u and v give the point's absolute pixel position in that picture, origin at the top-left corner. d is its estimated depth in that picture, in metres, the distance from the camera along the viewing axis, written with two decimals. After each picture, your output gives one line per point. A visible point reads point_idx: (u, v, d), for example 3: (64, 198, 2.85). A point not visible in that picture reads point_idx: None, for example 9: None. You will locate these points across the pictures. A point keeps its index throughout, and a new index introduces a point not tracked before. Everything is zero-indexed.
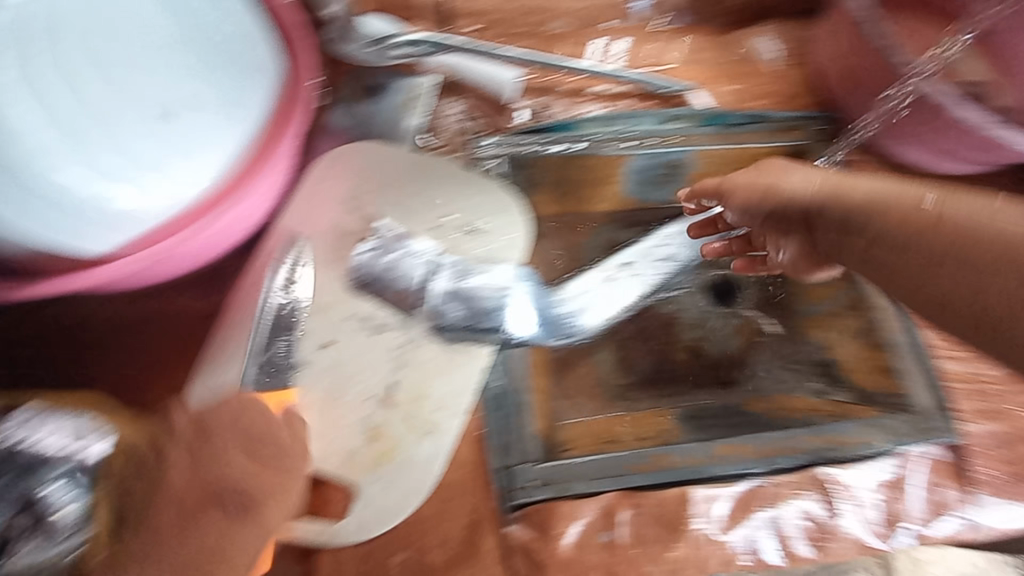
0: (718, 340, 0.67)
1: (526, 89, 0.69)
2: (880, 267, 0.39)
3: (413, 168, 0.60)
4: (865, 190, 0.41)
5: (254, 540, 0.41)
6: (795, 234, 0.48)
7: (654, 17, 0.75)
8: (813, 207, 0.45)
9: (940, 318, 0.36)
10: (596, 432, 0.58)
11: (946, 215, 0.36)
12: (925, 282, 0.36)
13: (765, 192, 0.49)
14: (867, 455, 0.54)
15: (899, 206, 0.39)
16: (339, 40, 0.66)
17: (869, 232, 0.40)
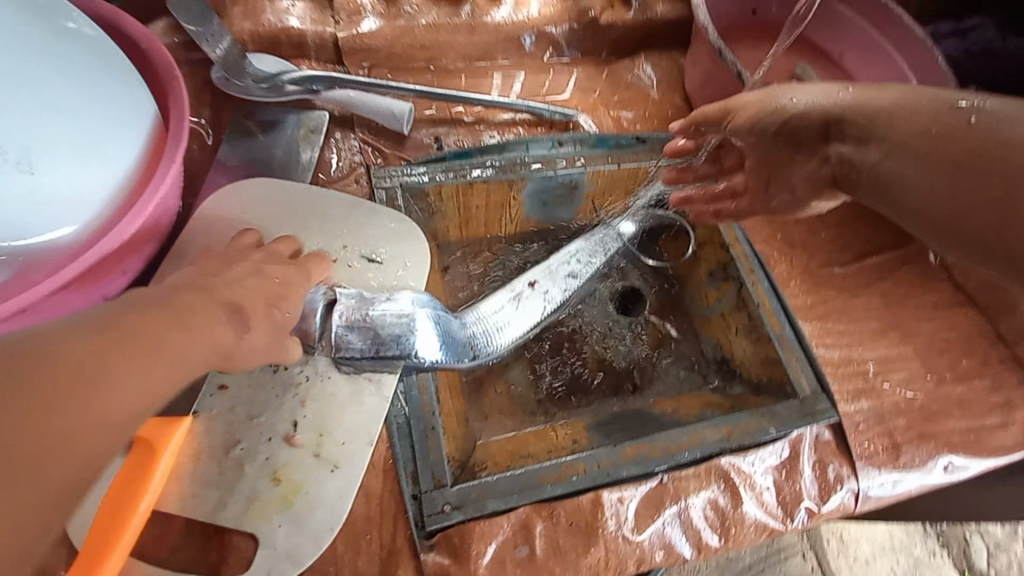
0: (625, 348, 0.71)
1: (424, 121, 0.73)
2: (901, 183, 0.42)
3: (311, 207, 0.61)
4: (895, 103, 0.43)
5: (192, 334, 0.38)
6: (802, 152, 0.50)
7: (539, 51, 0.83)
8: (831, 118, 0.46)
9: (943, 228, 0.40)
10: (512, 448, 0.60)
11: (973, 121, 0.39)
12: (956, 193, 0.38)
13: (768, 110, 0.50)
14: (761, 441, 0.58)
15: (924, 121, 0.41)
16: (231, 80, 0.67)
17: (891, 140, 0.42)
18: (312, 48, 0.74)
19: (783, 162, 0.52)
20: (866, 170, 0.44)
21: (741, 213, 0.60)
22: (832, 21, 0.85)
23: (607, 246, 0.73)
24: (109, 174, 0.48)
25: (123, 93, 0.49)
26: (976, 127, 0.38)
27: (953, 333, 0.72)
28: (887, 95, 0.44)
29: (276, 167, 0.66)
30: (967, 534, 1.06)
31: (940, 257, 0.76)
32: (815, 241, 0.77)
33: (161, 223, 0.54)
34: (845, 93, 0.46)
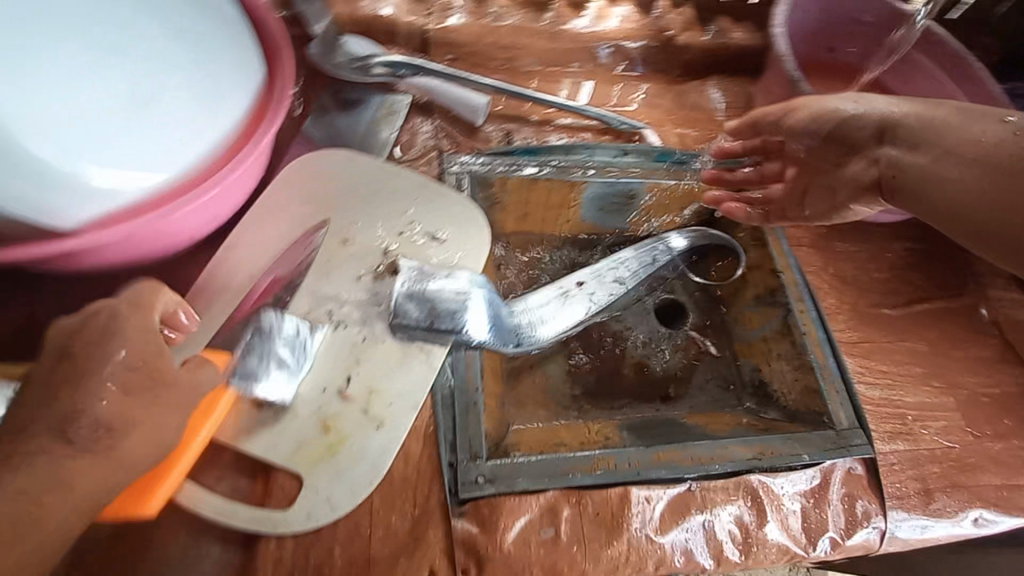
0: (663, 359, 0.72)
1: (496, 116, 0.76)
2: (942, 185, 0.49)
3: (383, 184, 0.64)
4: (948, 114, 0.50)
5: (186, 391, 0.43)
6: (853, 154, 0.57)
7: (613, 63, 0.85)
8: (886, 125, 0.54)
9: (977, 229, 0.47)
10: (544, 436, 0.62)
11: (1019, 134, 0.46)
12: (993, 194, 0.45)
13: (828, 111, 0.57)
14: (793, 466, 0.59)
15: (977, 130, 0.48)
16: (326, 58, 0.72)
17: (940, 146, 0.49)
18: (400, 36, 0.78)
19: (828, 168, 0.60)
20: (908, 176, 0.52)
21: (771, 215, 0.68)
22: (901, 65, 0.87)
23: (656, 258, 0.75)
24: (214, 128, 0.53)
25: (235, 57, 0.54)
26: (1022, 137, 0.45)
27: (997, 390, 0.71)
28: (943, 106, 0.51)
29: (356, 143, 0.70)
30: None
31: (992, 313, 0.76)
32: (867, 279, 0.77)
33: (251, 177, 0.59)
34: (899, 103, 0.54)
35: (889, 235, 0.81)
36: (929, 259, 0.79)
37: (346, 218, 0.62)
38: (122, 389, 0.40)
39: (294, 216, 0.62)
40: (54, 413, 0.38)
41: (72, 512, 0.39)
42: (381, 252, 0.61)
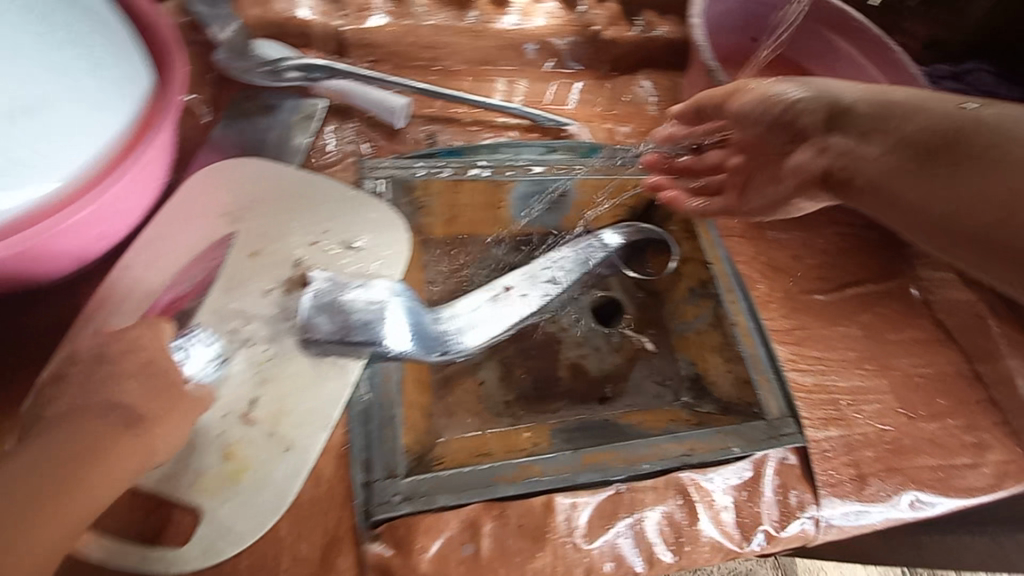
0: (599, 359, 0.71)
1: (418, 116, 0.73)
2: (897, 176, 0.49)
3: (292, 192, 0.61)
4: (902, 100, 0.51)
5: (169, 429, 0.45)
6: (801, 138, 0.57)
7: (541, 60, 0.84)
8: (836, 110, 0.54)
9: (939, 220, 0.46)
10: (473, 446, 0.60)
11: (976, 120, 0.46)
12: (953, 184, 0.45)
13: (775, 95, 0.58)
14: (723, 460, 0.58)
15: (931, 118, 0.48)
16: (235, 64, 0.69)
17: (895, 131, 0.50)
18: (315, 39, 0.75)
19: (776, 157, 0.60)
20: (861, 164, 0.52)
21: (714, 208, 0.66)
22: (830, 55, 0.86)
23: (591, 256, 0.74)
24: (96, 136, 0.50)
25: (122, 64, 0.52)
26: (976, 124, 0.45)
27: (930, 370, 0.72)
28: (900, 95, 0.51)
29: (268, 148, 0.66)
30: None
31: (924, 293, 0.77)
32: (800, 267, 0.77)
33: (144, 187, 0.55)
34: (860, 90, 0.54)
35: (823, 221, 0.81)
36: (861, 243, 0.80)
37: (250, 229, 0.59)
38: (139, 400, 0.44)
39: (195, 228, 0.58)
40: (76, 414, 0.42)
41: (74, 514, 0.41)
42: (291, 263, 0.58)
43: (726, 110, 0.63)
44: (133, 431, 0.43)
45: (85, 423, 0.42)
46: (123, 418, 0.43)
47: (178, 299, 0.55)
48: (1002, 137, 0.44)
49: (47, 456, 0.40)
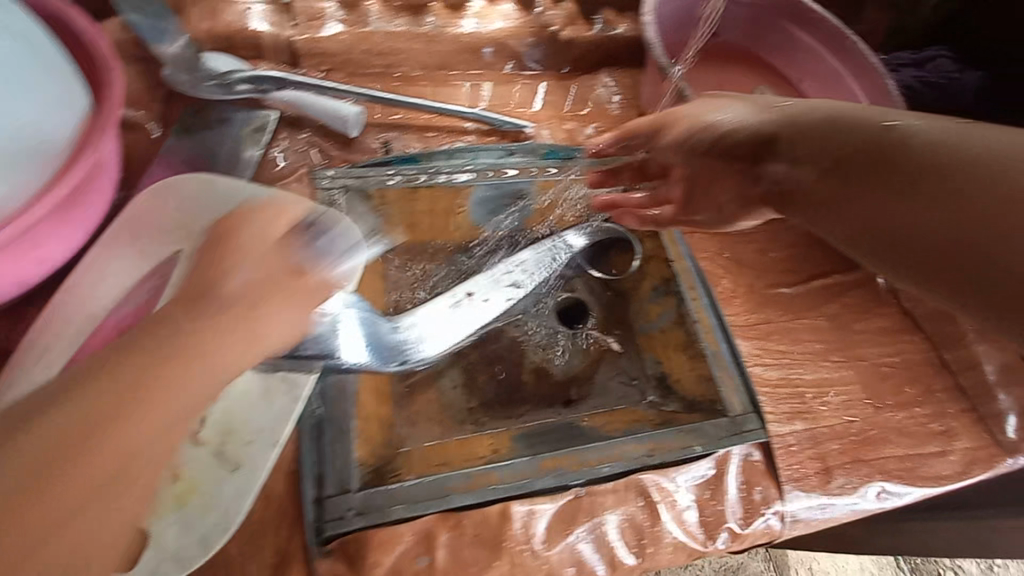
0: (563, 362, 0.70)
1: (373, 124, 0.72)
2: (846, 202, 0.46)
3: (239, 208, 0.61)
4: (819, 120, 0.49)
5: (203, 365, 0.43)
6: (734, 168, 0.54)
7: (501, 62, 0.83)
8: (762, 139, 0.51)
9: (900, 251, 0.43)
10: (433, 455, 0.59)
11: (902, 137, 0.44)
12: (900, 212, 0.43)
13: (701, 127, 0.55)
14: (684, 459, 0.58)
15: (860, 132, 0.46)
16: (184, 79, 0.68)
17: (825, 157, 0.47)
18: (267, 50, 0.74)
19: (718, 176, 0.56)
20: (809, 184, 0.49)
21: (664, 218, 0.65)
22: (791, 47, 0.85)
23: (556, 257, 0.73)
24: (25, 159, 0.48)
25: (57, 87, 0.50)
26: (899, 145, 0.44)
27: (896, 359, 0.71)
28: (819, 108, 0.50)
29: (220, 162, 0.65)
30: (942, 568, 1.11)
31: (890, 282, 0.76)
32: (765, 260, 0.76)
33: (91, 205, 0.55)
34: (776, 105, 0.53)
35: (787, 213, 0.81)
36: None
37: (197, 246, 0.58)
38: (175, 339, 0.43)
39: (148, 250, 0.58)
40: (98, 379, 0.41)
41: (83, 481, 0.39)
42: None
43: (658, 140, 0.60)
44: (150, 408, 0.42)
45: (109, 380, 0.41)
46: (144, 371, 0.42)
47: (136, 314, 0.55)
48: (933, 141, 0.43)
49: (78, 416, 0.40)
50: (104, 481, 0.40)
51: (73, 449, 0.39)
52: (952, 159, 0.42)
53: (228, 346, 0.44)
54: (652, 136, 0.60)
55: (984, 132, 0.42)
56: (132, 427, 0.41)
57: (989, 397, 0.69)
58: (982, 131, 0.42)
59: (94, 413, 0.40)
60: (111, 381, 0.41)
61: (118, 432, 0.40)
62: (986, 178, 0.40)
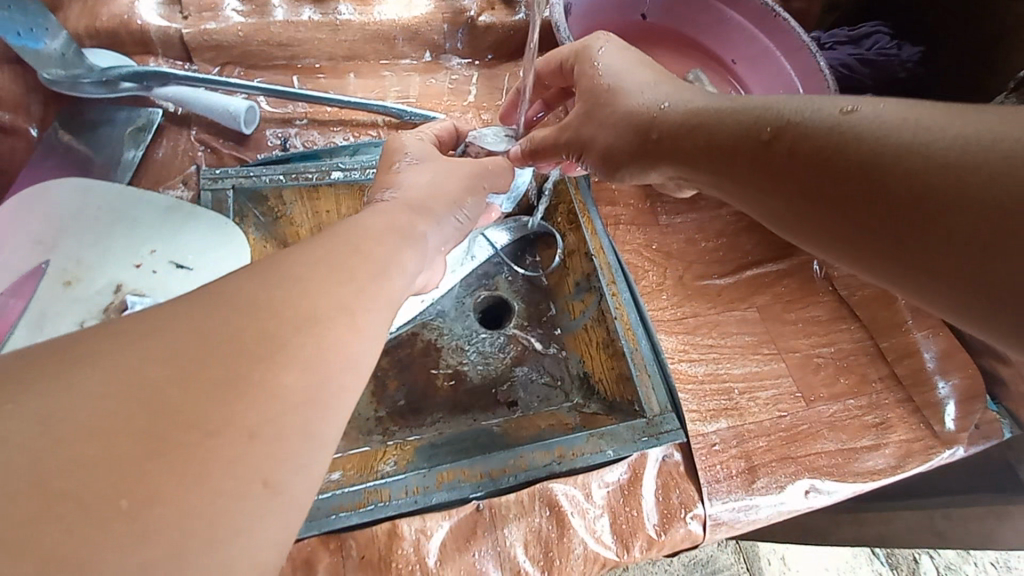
0: (478, 365, 0.67)
1: (271, 122, 0.69)
2: (764, 203, 0.38)
3: (117, 214, 0.57)
4: (710, 116, 0.42)
5: (332, 331, 0.30)
6: (649, 165, 0.47)
7: (417, 50, 0.79)
8: (661, 139, 0.45)
9: (833, 251, 0.35)
10: (353, 463, 0.53)
11: (789, 138, 0.36)
12: (813, 217, 0.35)
13: (619, 135, 0.48)
14: (596, 464, 0.54)
15: (747, 142, 0.39)
16: (60, 76, 0.63)
17: (722, 162, 0.41)
18: (157, 45, 0.70)
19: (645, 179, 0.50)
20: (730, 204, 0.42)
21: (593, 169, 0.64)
22: (722, 26, 0.82)
23: (474, 254, 0.71)
24: None
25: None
26: (792, 149, 0.36)
27: (830, 350, 0.68)
28: (708, 111, 0.43)
29: (96, 165, 0.62)
30: (914, 556, 1.06)
31: (824, 270, 0.73)
32: (693, 250, 0.73)
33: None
34: (669, 105, 0.46)
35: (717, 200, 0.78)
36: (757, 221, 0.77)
37: (72, 255, 0.55)
38: (299, 281, 0.31)
39: (9, 261, 0.54)
40: (193, 306, 0.28)
41: (143, 423, 0.23)
42: (112, 288, 0.54)
43: (582, 161, 0.52)
44: (305, 357, 0.28)
45: (192, 307, 0.28)
46: (271, 301, 0.29)
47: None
48: (818, 135, 0.34)
49: (142, 352, 0.25)
50: (202, 448, 0.24)
51: (216, 395, 0.25)
52: (835, 159, 0.33)
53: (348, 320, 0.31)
54: (573, 152, 0.53)
55: (871, 110, 0.33)
56: (285, 374, 0.27)
57: (926, 385, 0.65)
58: (871, 109, 0.33)
59: (193, 350, 0.26)
60: (182, 322, 0.27)
61: (262, 378, 0.27)
62: (889, 169, 0.30)
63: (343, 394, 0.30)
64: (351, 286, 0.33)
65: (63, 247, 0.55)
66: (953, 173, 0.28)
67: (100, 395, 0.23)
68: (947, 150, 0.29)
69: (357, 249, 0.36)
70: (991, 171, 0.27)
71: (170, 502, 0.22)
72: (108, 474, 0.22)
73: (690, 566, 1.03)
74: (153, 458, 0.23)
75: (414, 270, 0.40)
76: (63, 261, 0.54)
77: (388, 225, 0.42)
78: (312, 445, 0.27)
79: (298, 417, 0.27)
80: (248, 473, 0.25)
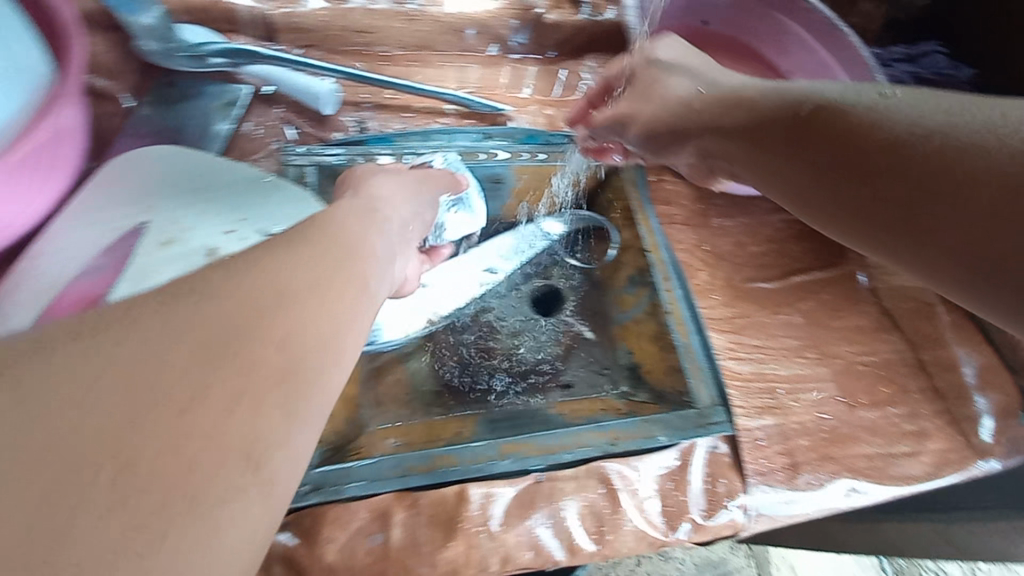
0: (534, 349, 0.70)
1: (346, 103, 0.72)
2: (785, 177, 0.44)
3: (209, 183, 0.61)
4: (750, 93, 0.47)
5: (315, 317, 0.34)
6: (683, 142, 0.52)
7: (485, 43, 0.82)
8: (705, 118, 0.49)
9: (845, 219, 0.40)
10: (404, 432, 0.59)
11: (822, 115, 0.41)
12: (837, 185, 0.40)
13: (665, 109, 0.53)
14: (647, 448, 0.57)
15: (784, 115, 0.44)
16: (156, 49, 0.67)
17: (754, 136, 0.45)
18: (243, 23, 0.74)
19: (673, 153, 0.54)
20: (748, 178, 0.48)
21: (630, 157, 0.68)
22: (783, 39, 0.83)
23: (531, 244, 0.75)
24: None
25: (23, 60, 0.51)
26: (828, 123, 0.41)
27: (873, 357, 0.70)
28: (746, 90, 0.48)
29: (187, 133, 0.66)
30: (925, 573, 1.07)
31: (869, 282, 0.75)
32: (743, 254, 0.75)
33: (45, 178, 0.55)
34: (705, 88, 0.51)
35: (767, 208, 0.80)
36: (804, 230, 0.79)
37: (165, 216, 0.58)
38: (269, 272, 0.35)
39: (112, 218, 0.58)
40: (169, 298, 0.31)
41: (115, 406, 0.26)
42: (204, 251, 0.57)
43: (624, 137, 0.58)
44: (277, 341, 0.32)
45: (167, 301, 0.31)
46: (266, 296, 0.33)
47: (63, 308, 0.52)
48: (854, 114, 0.40)
49: (120, 342, 0.28)
50: (179, 419, 0.27)
51: (197, 372, 0.29)
52: (869, 136, 0.39)
53: (323, 310, 0.35)
54: (620, 131, 0.59)
55: (901, 97, 0.40)
56: (257, 355, 0.31)
57: (964, 399, 0.67)
58: (900, 97, 0.40)
59: (174, 339, 0.29)
60: (159, 314, 0.30)
61: (238, 360, 0.30)
62: (916, 149, 0.36)
63: (323, 370, 0.34)
64: (325, 273, 0.37)
65: (162, 212, 0.59)
66: (979, 156, 0.34)
67: (88, 377, 0.27)
68: (970, 136, 0.35)
69: (328, 234, 0.41)
70: (1009, 159, 0.33)
71: (148, 468, 0.26)
72: (92, 444, 0.25)
73: (702, 567, 1.05)
74: (132, 430, 0.26)
75: (387, 256, 0.45)
76: (160, 226, 0.58)
77: (357, 217, 0.46)
78: (298, 423, 0.31)
79: (277, 388, 0.31)
80: (223, 449, 0.28)
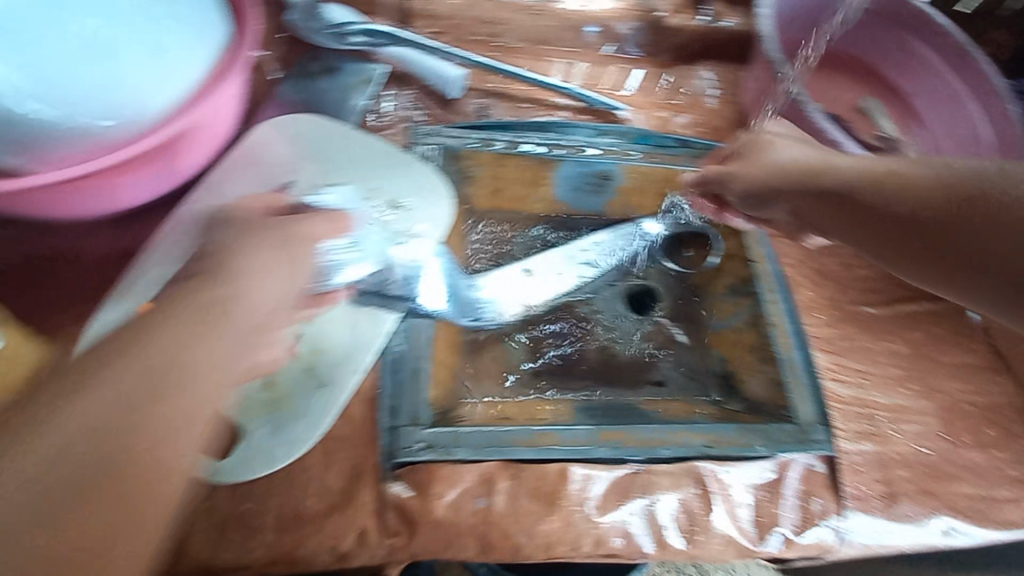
0: (627, 346, 0.71)
1: (469, 89, 0.75)
2: (887, 238, 0.47)
3: (344, 151, 0.66)
4: (845, 163, 0.51)
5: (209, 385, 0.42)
6: (784, 204, 0.54)
7: (603, 42, 0.83)
8: (807, 184, 0.52)
9: (955, 274, 0.44)
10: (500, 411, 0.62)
11: (912, 182, 0.46)
12: (944, 245, 0.44)
13: (766, 171, 0.55)
14: (745, 456, 0.57)
15: (874, 185, 0.48)
16: (306, 25, 0.74)
17: (855, 202, 0.49)
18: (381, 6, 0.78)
19: (774, 216, 0.56)
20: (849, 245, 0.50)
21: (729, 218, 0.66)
22: (908, 62, 0.81)
23: (630, 243, 0.75)
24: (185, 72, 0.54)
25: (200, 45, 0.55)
26: (931, 188, 0.45)
27: (980, 397, 0.67)
28: (834, 160, 0.52)
29: (326, 103, 0.70)
30: None
31: (982, 319, 0.72)
32: (847, 276, 0.74)
33: (201, 145, 0.60)
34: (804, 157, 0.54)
35: None
36: None
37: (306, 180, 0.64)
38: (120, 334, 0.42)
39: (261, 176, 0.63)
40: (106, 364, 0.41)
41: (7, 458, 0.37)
42: None
43: (725, 196, 0.59)
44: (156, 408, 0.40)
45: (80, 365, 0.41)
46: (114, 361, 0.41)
47: None
48: (951, 180, 0.45)
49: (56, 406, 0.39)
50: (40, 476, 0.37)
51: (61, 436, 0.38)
52: (967, 199, 0.43)
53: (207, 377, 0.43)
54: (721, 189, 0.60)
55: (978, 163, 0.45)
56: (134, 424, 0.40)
57: None
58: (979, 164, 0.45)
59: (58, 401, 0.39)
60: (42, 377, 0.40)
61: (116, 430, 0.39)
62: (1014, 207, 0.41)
63: None
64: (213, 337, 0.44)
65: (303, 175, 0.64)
66: None
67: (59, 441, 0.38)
68: None
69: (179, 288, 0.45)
70: None
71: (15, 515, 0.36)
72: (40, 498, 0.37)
73: None
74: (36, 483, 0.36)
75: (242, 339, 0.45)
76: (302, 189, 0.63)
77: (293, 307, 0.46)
78: None
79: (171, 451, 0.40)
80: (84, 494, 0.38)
